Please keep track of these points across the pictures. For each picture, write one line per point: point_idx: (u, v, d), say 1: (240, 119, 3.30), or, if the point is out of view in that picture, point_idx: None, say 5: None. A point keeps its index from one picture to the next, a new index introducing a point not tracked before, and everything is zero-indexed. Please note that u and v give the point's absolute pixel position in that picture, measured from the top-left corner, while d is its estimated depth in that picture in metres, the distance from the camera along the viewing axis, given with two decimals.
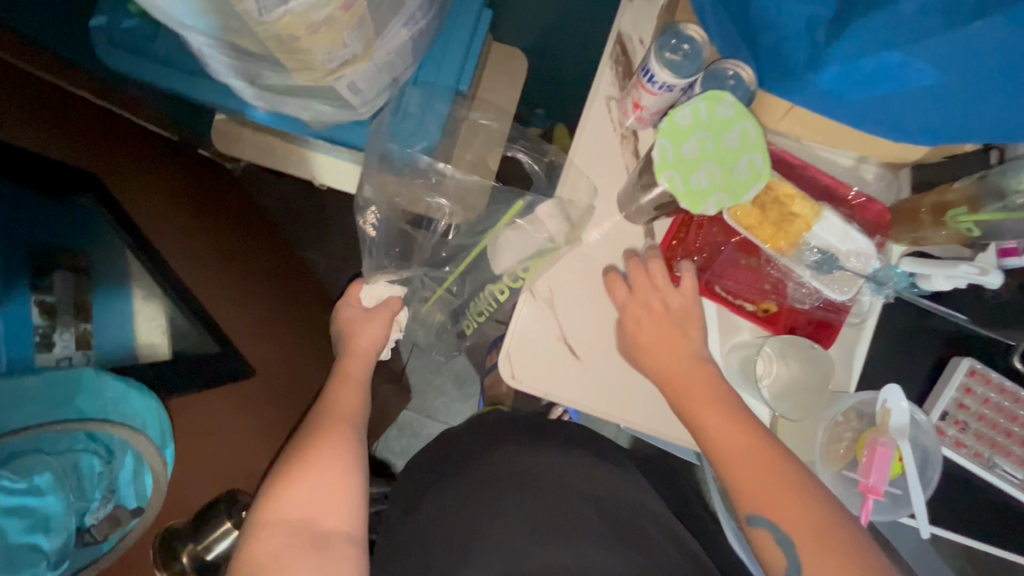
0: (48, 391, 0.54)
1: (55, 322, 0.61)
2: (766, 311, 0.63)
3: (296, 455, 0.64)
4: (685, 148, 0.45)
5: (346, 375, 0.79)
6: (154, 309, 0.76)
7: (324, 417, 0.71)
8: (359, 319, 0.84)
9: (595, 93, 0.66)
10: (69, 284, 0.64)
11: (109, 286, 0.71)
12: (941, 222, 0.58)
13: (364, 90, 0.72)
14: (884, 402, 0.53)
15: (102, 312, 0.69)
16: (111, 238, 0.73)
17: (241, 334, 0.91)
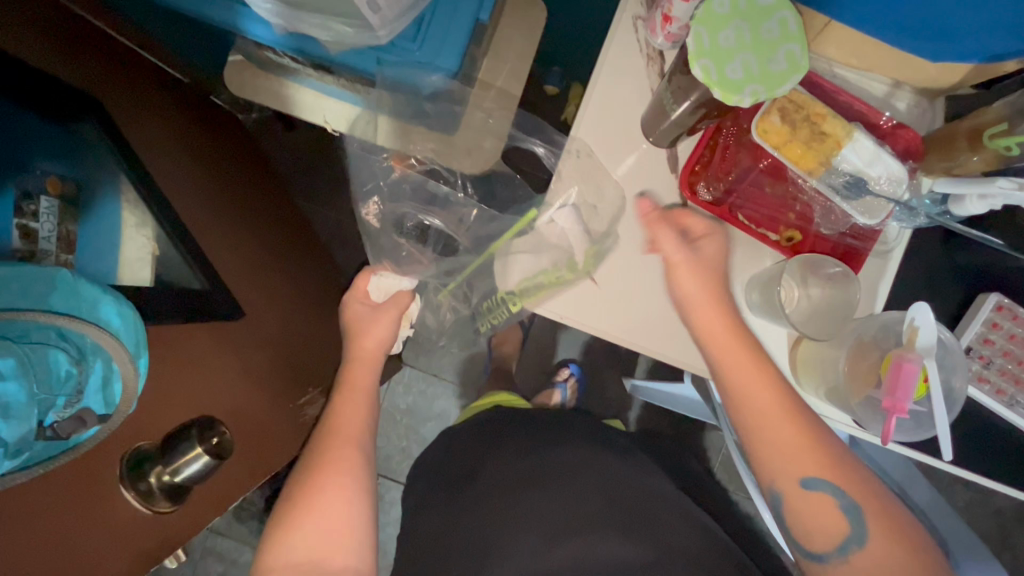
0: (21, 278, 0.48)
1: (36, 249, 0.61)
2: (790, 240, 0.62)
3: (299, 491, 0.69)
4: (721, 37, 0.43)
5: (354, 388, 0.83)
6: (146, 239, 0.76)
7: (330, 437, 0.75)
8: (368, 317, 0.87)
9: (623, 12, 0.64)
10: (55, 211, 0.65)
11: (98, 211, 0.72)
12: (976, 146, 0.56)
13: (384, 9, 0.69)
14: (911, 319, 0.52)
15: (88, 240, 0.69)
16: (108, 165, 0.74)
17: (241, 280, 0.90)
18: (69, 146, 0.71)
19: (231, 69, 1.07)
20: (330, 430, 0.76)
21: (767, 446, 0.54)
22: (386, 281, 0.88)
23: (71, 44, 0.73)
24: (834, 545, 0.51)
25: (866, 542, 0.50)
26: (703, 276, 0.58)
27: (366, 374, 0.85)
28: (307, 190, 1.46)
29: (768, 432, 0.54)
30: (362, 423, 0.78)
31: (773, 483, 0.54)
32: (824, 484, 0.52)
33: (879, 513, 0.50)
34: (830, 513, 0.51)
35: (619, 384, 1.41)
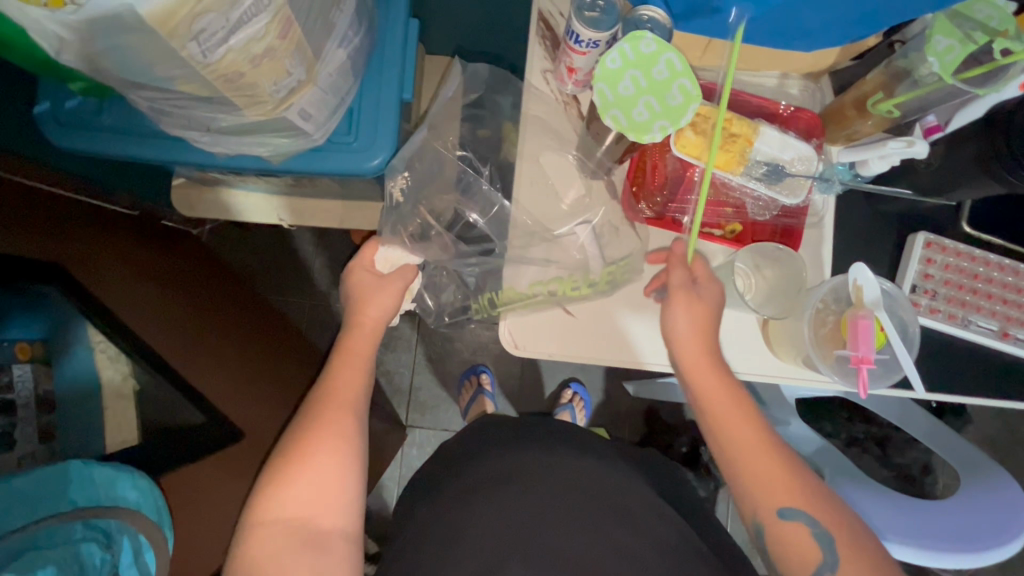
0: (38, 484, 0.54)
1: (14, 418, 0.70)
2: (733, 232, 0.68)
3: (294, 440, 0.63)
4: (621, 88, 0.49)
5: (352, 354, 0.73)
6: (117, 370, 0.83)
7: (331, 392, 0.67)
8: (371, 286, 0.79)
9: (531, 69, 0.70)
10: (31, 377, 0.74)
11: (70, 353, 0.80)
12: (864, 112, 0.63)
13: (315, 115, 0.74)
14: (855, 280, 0.58)
15: (63, 379, 0.79)
16: (77, 324, 0.80)
17: (226, 398, 0.91)
18: (47, 323, 0.78)
19: (177, 194, 1.14)
20: (332, 383, 0.69)
21: (750, 480, 0.56)
22: (393, 250, 0.84)
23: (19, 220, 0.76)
24: (811, 573, 0.53)
25: (839, 568, 0.52)
26: (705, 333, 0.62)
27: (363, 346, 0.74)
28: (276, 282, 1.48)
29: (748, 448, 0.58)
30: (363, 379, 0.71)
31: (757, 515, 0.56)
32: (799, 513, 0.54)
33: (864, 556, 0.52)
34: (806, 542, 0.53)
35: (621, 390, 1.45)
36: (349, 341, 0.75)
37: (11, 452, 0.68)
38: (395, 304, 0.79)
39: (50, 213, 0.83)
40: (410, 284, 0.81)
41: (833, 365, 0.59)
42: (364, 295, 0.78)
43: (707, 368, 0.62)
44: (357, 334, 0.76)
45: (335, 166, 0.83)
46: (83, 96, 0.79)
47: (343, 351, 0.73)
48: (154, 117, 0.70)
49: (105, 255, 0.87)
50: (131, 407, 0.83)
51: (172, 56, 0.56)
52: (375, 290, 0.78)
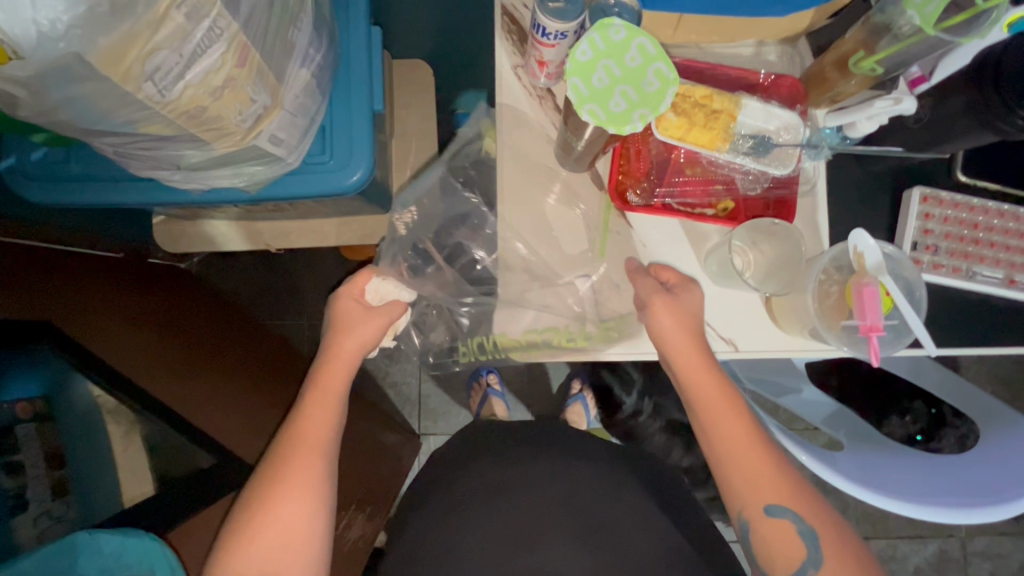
0: (49, 561, 0.63)
1: (24, 480, 0.68)
2: (726, 210, 0.67)
3: (257, 496, 0.60)
4: (595, 79, 0.47)
5: (327, 392, 0.68)
6: (122, 425, 0.82)
7: (301, 441, 0.63)
8: (359, 316, 0.71)
9: (501, 66, 0.68)
10: (34, 434, 0.71)
11: (75, 413, 0.77)
12: (847, 73, 0.62)
13: (286, 139, 0.72)
14: (855, 247, 0.56)
15: (72, 438, 0.76)
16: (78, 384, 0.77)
17: (229, 435, 0.92)
18: (48, 380, 0.73)
19: (162, 230, 1.13)
20: (302, 429, 0.64)
21: (747, 487, 0.58)
22: (385, 288, 0.74)
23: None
24: (795, 570, 0.56)
25: (821, 565, 0.55)
26: (691, 328, 0.62)
27: (337, 383, 0.69)
28: (272, 306, 1.47)
29: (727, 438, 0.60)
30: (337, 422, 0.67)
31: (744, 515, 0.59)
32: (787, 510, 0.57)
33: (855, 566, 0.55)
34: (793, 540, 0.56)
35: None
36: (327, 375, 0.69)
37: (27, 513, 0.67)
38: (381, 331, 0.72)
39: (19, 267, 0.80)
40: (398, 320, 0.75)
41: (840, 335, 0.58)
42: (341, 325, 0.71)
43: (698, 356, 0.62)
44: (335, 368, 0.69)
45: (313, 189, 0.81)
46: (48, 147, 0.77)
47: (319, 388, 0.68)
48: (123, 161, 0.68)
49: (87, 305, 0.84)
50: (140, 452, 0.83)
51: (127, 99, 0.54)
52: (352, 320, 0.71)
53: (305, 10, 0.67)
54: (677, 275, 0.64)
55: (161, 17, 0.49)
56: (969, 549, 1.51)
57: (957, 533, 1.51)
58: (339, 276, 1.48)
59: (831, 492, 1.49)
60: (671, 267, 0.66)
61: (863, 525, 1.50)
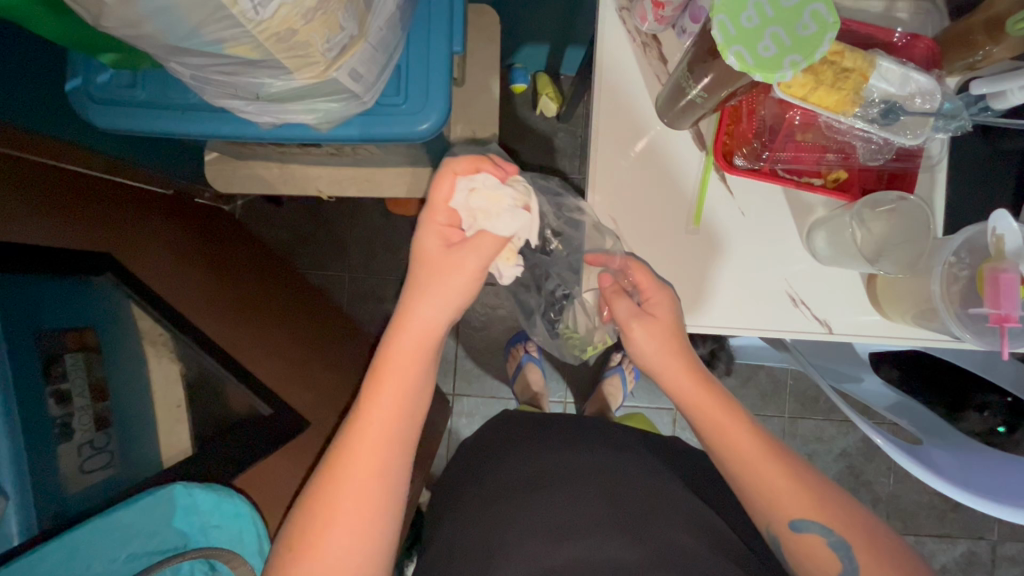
0: (147, 512, 0.65)
1: (71, 409, 0.67)
2: (836, 180, 0.63)
3: (315, 507, 0.52)
4: (744, 19, 0.42)
5: (395, 366, 0.55)
6: (168, 368, 0.85)
7: (362, 429, 0.54)
8: (441, 261, 0.57)
9: (605, 7, 0.63)
10: (81, 365, 0.71)
11: (119, 349, 0.79)
12: (999, 36, 0.55)
13: (365, 75, 0.68)
14: (994, 229, 0.51)
15: (115, 375, 0.77)
16: (125, 321, 0.80)
17: (279, 380, 0.92)
18: (94, 309, 0.76)
19: (212, 169, 1.11)
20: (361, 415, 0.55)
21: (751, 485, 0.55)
22: (483, 199, 0.57)
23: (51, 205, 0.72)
24: None
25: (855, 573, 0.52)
26: (667, 339, 0.60)
27: (409, 365, 0.55)
28: (311, 256, 1.45)
29: (739, 454, 0.56)
30: (409, 406, 0.55)
31: (771, 528, 0.55)
32: (814, 524, 0.54)
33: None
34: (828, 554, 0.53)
35: None
36: (398, 344, 0.56)
37: (72, 442, 0.66)
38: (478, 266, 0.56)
39: (78, 193, 0.79)
40: (516, 236, 0.59)
41: (962, 323, 0.53)
42: (422, 276, 0.57)
43: (678, 361, 0.60)
44: (404, 334, 0.56)
45: (384, 132, 0.78)
46: (115, 69, 0.74)
47: (385, 357, 0.56)
48: (197, 87, 0.65)
49: (138, 241, 0.84)
50: (180, 388, 0.86)
51: (219, 14, 0.50)
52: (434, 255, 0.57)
53: None
54: (649, 279, 0.61)
55: None
56: (998, 553, 1.49)
57: (988, 537, 1.48)
58: (382, 230, 1.45)
59: (863, 485, 1.46)
60: (648, 266, 0.62)
61: (892, 519, 1.48)
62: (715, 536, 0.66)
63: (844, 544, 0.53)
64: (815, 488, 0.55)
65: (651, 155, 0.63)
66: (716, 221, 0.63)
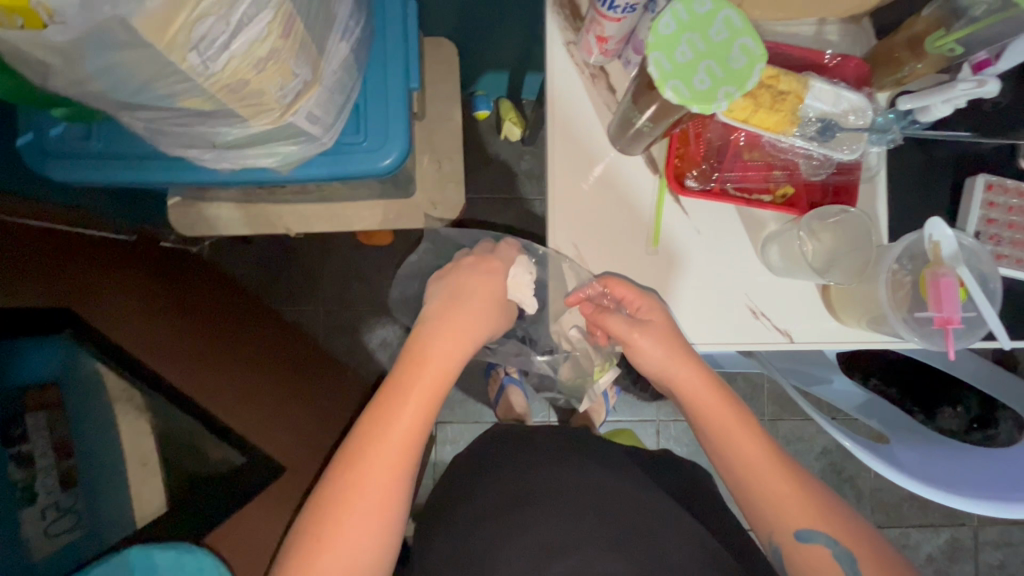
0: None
1: (34, 471, 0.64)
2: (784, 196, 0.65)
3: (346, 473, 0.56)
4: (678, 54, 0.44)
5: (429, 358, 0.62)
6: (140, 425, 0.81)
7: (385, 428, 0.57)
8: (465, 294, 0.67)
9: (553, 42, 0.65)
10: (44, 424, 0.67)
11: (89, 408, 0.76)
12: (920, 52, 0.59)
13: (323, 117, 0.69)
14: (931, 236, 0.54)
15: (85, 438, 0.74)
16: (93, 382, 0.77)
17: (253, 425, 0.90)
18: (62, 360, 0.73)
19: (176, 213, 1.11)
20: (385, 411, 0.59)
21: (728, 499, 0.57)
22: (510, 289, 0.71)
23: (5, 262, 0.70)
24: None
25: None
26: (671, 341, 0.61)
27: (440, 362, 0.62)
28: (283, 293, 1.43)
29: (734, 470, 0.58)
30: (437, 399, 0.61)
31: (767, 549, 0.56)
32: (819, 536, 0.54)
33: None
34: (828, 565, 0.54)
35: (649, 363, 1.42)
36: (432, 340, 0.63)
37: (34, 505, 0.64)
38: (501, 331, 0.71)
39: (36, 249, 0.77)
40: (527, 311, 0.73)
41: (911, 327, 0.56)
42: (453, 300, 0.67)
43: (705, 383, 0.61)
44: (437, 341, 0.63)
45: (346, 170, 0.78)
46: (68, 123, 0.73)
47: (416, 361, 0.62)
48: (152, 138, 0.65)
49: (101, 292, 0.82)
50: (153, 446, 0.82)
51: (167, 70, 0.50)
52: (465, 284, 0.68)
53: None
54: (633, 291, 0.62)
55: None
56: (981, 538, 1.52)
57: (970, 522, 1.52)
58: (355, 261, 1.45)
59: (847, 481, 1.49)
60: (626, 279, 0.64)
61: (877, 513, 1.51)
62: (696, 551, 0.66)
63: (846, 555, 0.54)
64: (793, 495, 0.56)
65: (609, 182, 0.65)
66: (674, 240, 0.65)
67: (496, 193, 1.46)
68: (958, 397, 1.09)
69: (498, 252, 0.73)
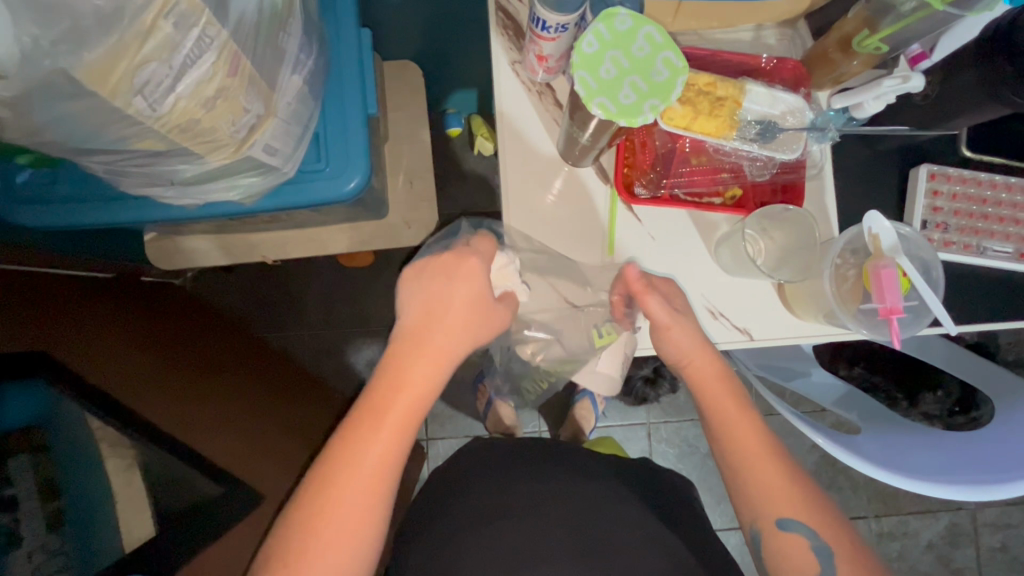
0: None
1: (19, 514, 0.60)
2: (733, 197, 0.67)
3: (314, 500, 0.54)
4: (603, 71, 0.46)
5: (404, 386, 0.59)
6: (124, 459, 0.75)
7: (352, 461, 0.55)
8: (447, 294, 0.62)
9: (498, 63, 0.67)
10: (29, 466, 0.63)
11: (73, 442, 0.69)
12: (850, 52, 0.61)
13: (281, 148, 0.70)
14: (870, 229, 0.56)
15: (74, 474, 0.68)
16: (75, 417, 0.71)
17: (231, 459, 0.89)
18: (44, 401, 0.68)
19: (153, 248, 1.12)
20: (362, 433, 0.57)
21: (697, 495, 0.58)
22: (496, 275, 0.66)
23: None
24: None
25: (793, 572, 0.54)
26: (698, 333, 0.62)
27: (416, 390, 0.59)
28: (266, 320, 1.44)
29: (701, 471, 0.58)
30: (414, 424, 0.59)
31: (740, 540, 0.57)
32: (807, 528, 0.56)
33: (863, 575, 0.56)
34: (804, 554, 0.53)
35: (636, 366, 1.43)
36: (405, 369, 0.60)
37: (20, 551, 0.59)
38: (493, 335, 0.65)
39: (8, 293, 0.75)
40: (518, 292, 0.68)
41: (858, 320, 0.57)
42: (428, 314, 0.61)
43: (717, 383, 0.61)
44: (414, 363, 0.60)
45: (311, 198, 0.79)
46: (33, 168, 0.75)
47: (391, 386, 0.59)
48: (113, 179, 0.66)
49: (74, 334, 0.79)
50: (138, 479, 0.76)
51: (115, 115, 0.52)
52: (447, 288, 0.62)
53: (295, 15, 0.65)
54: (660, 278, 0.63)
55: (149, 28, 0.47)
56: (979, 521, 1.52)
57: (967, 506, 1.52)
58: (337, 284, 1.46)
59: (841, 472, 1.49)
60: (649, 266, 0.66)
61: (872, 503, 1.51)
62: (670, 554, 0.67)
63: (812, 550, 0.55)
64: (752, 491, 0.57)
65: (564, 194, 0.68)
66: (629, 250, 0.67)
67: (473, 208, 1.47)
68: (936, 380, 1.11)
69: (474, 246, 0.64)
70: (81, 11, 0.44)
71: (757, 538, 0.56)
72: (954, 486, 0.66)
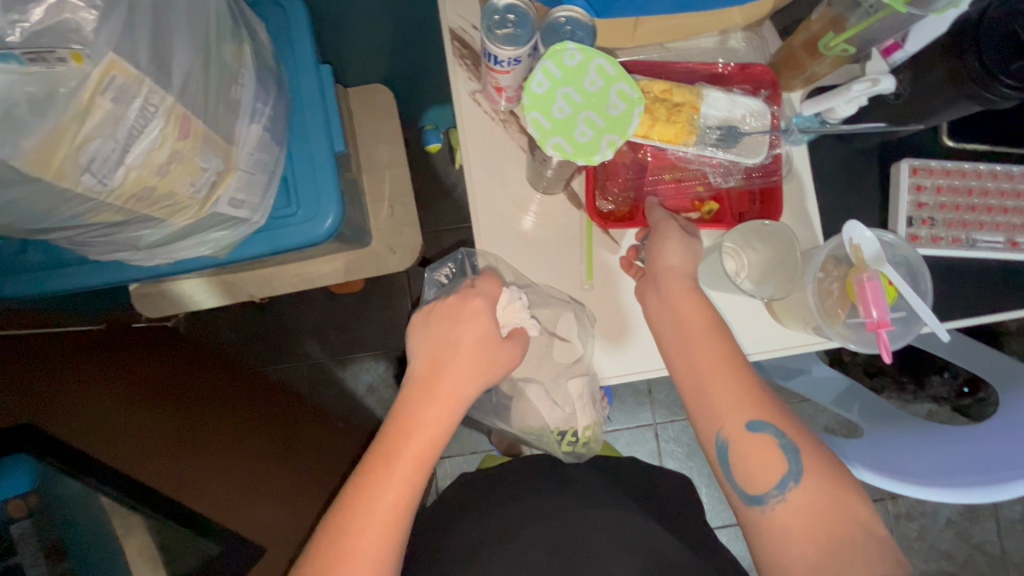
0: None
1: None
2: (710, 212, 0.66)
3: (322, 554, 0.53)
4: (555, 112, 0.46)
5: (413, 432, 0.58)
6: (132, 518, 0.71)
7: (363, 511, 0.55)
8: (450, 343, 0.61)
9: (458, 94, 0.66)
10: (32, 531, 0.60)
11: (72, 505, 0.66)
12: (818, 53, 0.59)
13: (247, 200, 0.68)
14: (851, 239, 0.54)
15: (82, 534, 0.65)
16: (69, 480, 0.67)
17: (230, 511, 0.86)
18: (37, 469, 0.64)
19: (143, 299, 1.13)
20: (375, 481, 0.56)
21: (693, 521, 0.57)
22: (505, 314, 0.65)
23: None
24: None
25: None
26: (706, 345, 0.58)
27: (426, 435, 0.58)
28: (263, 355, 1.43)
29: None
30: (426, 467, 0.58)
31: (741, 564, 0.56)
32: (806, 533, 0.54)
33: None
34: (771, 452, 0.54)
35: None
36: (414, 415, 0.59)
37: None
38: (506, 373, 0.64)
39: None
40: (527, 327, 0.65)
41: (845, 332, 0.56)
42: (436, 360, 0.61)
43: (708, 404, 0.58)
44: (424, 410, 0.59)
45: (286, 243, 0.78)
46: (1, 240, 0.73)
47: (401, 434, 0.58)
48: (80, 249, 0.65)
49: (61, 399, 0.78)
50: (148, 537, 0.73)
51: (64, 197, 0.51)
52: (455, 332, 0.62)
53: (245, 65, 0.64)
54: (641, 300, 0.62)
55: (87, 106, 0.46)
56: None
57: None
58: (330, 312, 1.45)
59: None
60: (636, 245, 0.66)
61: None
62: None
63: None
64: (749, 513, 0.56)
65: (539, 221, 0.67)
66: (608, 273, 0.67)
67: (460, 222, 1.45)
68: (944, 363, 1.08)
69: (476, 286, 0.64)
70: (14, 98, 0.42)
71: (724, 437, 0.56)
72: (951, 488, 0.64)
